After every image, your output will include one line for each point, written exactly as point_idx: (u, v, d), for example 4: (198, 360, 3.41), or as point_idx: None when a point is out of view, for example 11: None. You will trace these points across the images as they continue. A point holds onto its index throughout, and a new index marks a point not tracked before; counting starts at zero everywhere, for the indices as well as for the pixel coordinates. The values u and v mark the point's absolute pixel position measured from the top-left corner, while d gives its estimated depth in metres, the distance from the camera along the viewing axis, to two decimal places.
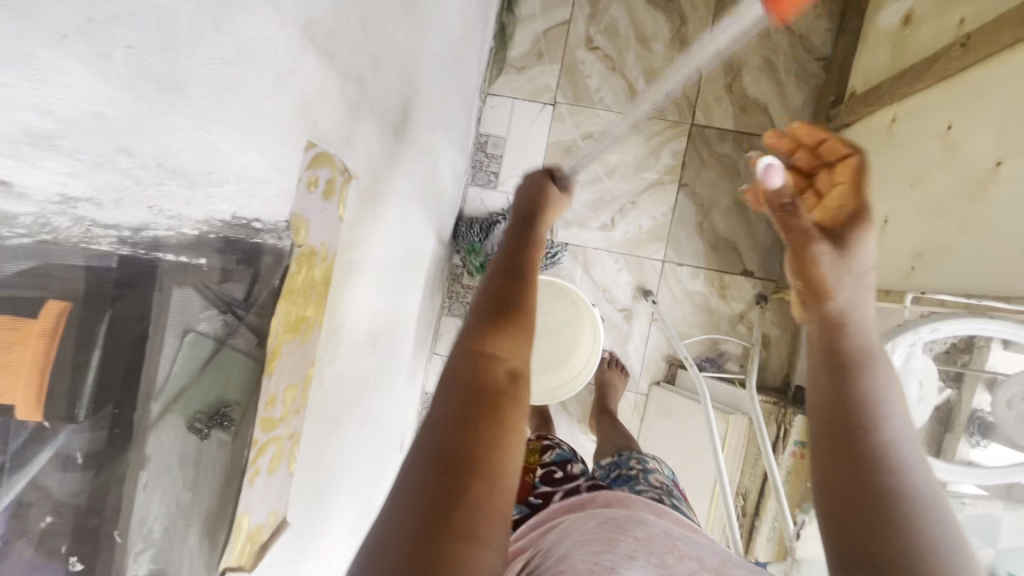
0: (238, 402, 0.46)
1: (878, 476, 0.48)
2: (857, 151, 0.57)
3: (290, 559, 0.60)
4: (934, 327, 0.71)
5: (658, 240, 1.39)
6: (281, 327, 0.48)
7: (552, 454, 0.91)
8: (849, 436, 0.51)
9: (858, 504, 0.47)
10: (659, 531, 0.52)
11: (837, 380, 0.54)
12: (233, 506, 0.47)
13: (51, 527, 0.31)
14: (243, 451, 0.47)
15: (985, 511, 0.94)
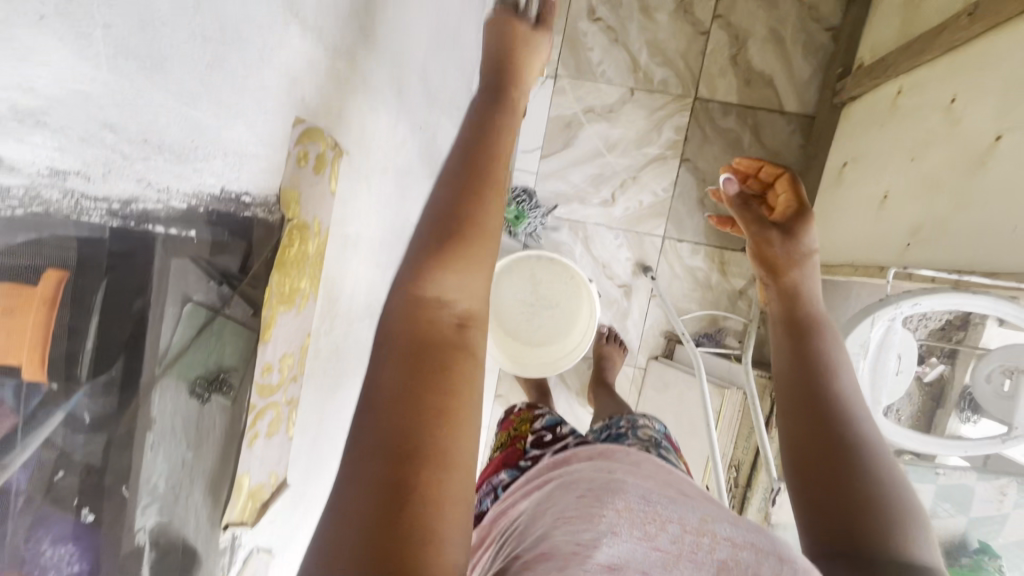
0: (235, 368, 0.48)
1: (840, 432, 0.62)
2: (787, 169, 0.87)
3: (292, 518, 0.64)
4: (914, 302, 0.77)
5: (658, 216, 1.38)
6: (275, 297, 0.50)
7: (540, 421, 0.94)
8: (815, 400, 0.65)
9: (825, 454, 0.61)
10: (636, 497, 0.49)
11: (795, 347, 0.71)
12: (233, 466, 0.50)
13: (63, 479, 0.34)
14: (242, 415, 0.50)
15: (960, 480, 1.16)
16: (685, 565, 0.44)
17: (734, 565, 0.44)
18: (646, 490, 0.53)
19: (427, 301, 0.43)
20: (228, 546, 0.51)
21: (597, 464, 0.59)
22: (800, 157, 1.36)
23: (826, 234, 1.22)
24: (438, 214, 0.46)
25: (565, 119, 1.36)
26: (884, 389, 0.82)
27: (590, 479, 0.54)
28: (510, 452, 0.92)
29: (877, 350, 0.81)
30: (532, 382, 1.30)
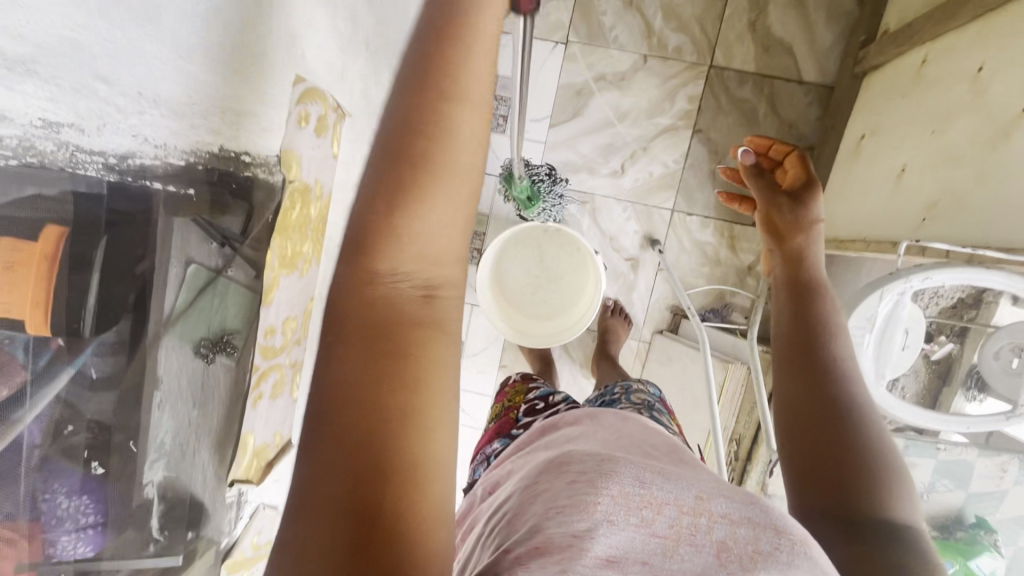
0: (238, 330, 0.49)
1: (838, 400, 0.65)
2: (797, 148, 0.90)
3: None
4: (925, 276, 0.77)
5: (668, 188, 1.36)
6: (277, 261, 0.50)
7: (533, 390, 0.97)
8: (814, 369, 0.68)
9: (825, 422, 0.64)
10: (630, 477, 0.42)
11: (798, 309, 0.75)
12: (238, 425, 0.51)
13: (73, 433, 0.34)
14: (245, 375, 0.50)
15: (959, 457, 1.17)
16: (685, 550, 0.39)
17: (733, 545, 0.39)
18: (639, 456, 0.54)
19: (378, 275, 0.36)
20: (235, 500, 0.54)
21: (586, 430, 0.63)
22: (817, 129, 1.32)
23: (838, 208, 1.20)
24: (389, 151, 0.37)
25: (575, 87, 1.33)
26: (886, 363, 0.85)
27: (584, 456, 0.46)
28: (503, 422, 0.93)
29: (879, 325, 0.83)
30: (536, 353, 1.31)
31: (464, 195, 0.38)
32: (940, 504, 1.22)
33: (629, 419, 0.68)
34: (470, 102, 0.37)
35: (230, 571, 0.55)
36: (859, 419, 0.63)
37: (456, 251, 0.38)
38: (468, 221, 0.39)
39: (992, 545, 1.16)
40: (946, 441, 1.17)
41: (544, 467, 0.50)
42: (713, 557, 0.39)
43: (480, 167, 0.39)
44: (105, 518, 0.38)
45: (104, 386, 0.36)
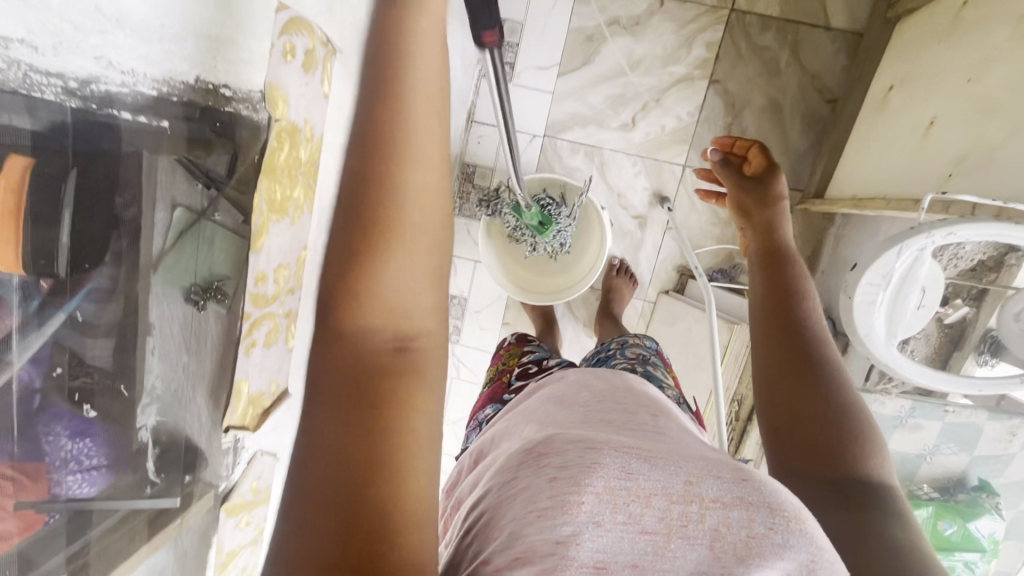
0: (229, 277, 0.47)
1: (820, 389, 0.69)
2: (753, 139, 1.02)
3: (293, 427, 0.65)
4: (949, 232, 0.75)
5: (680, 142, 1.30)
6: (265, 205, 0.47)
7: (525, 355, 0.98)
8: (797, 360, 0.73)
9: (810, 411, 0.68)
10: (615, 470, 0.42)
11: (767, 284, 0.82)
12: (231, 373, 0.50)
13: (59, 377, 0.34)
14: (236, 323, 0.49)
15: (967, 419, 1.14)
16: (677, 545, 0.40)
17: (726, 532, 0.40)
18: (621, 424, 0.54)
19: (346, 334, 0.37)
20: (231, 446, 0.54)
21: (567, 394, 0.65)
22: (842, 80, 1.24)
23: (856, 165, 1.15)
24: (349, 212, 0.37)
25: (586, 32, 1.25)
26: (897, 323, 0.88)
27: (562, 443, 0.46)
28: (496, 387, 0.94)
29: (895, 284, 0.85)
30: (538, 310, 1.30)
31: (425, 247, 0.38)
32: (943, 468, 1.21)
33: (605, 377, 0.68)
34: (419, 168, 0.37)
35: (229, 513, 0.56)
36: (844, 409, 0.67)
37: (426, 304, 0.39)
38: (429, 270, 0.39)
39: (992, 508, 1.18)
40: (955, 404, 1.13)
41: (522, 451, 0.49)
42: (705, 549, 0.40)
43: (439, 215, 0.39)
44: (108, 462, 0.40)
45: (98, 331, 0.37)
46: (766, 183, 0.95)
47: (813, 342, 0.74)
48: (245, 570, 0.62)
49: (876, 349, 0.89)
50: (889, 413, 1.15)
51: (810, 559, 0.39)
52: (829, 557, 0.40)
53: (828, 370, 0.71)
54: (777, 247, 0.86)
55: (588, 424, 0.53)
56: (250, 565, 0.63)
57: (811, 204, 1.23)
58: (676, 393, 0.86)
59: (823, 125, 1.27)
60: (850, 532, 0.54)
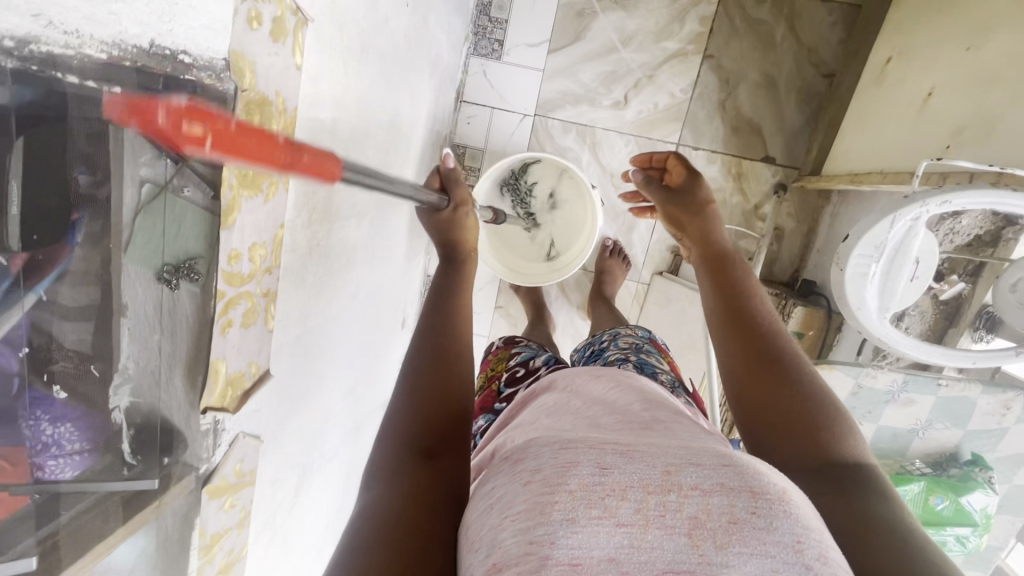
0: (202, 255, 0.46)
1: (792, 378, 0.69)
2: (667, 152, 1.03)
3: (279, 409, 0.65)
4: (945, 201, 0.75)
5: (674, 120, 1.27)
6: (235, 179, 0.46)
7: (519, 358, 0.97)
8: (764, 354, 0.72)
9: (783, 401, 0.67)
10: (589, 466, 0.39)
11: (715, 291, 0.84)
12: (206, 353, 0.49)
13: (30, 355, 0.35)
14: (209, 303, 0.48)
15: (961, 392, 1.13)
16: (654, 535, 0.36)
17: (706, 519, 0.36)
18: (611, 426, 0.52)
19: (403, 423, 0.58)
20: (210, 428, 0.52)
21: (559, 403, 0.63)
22: (839, 54, 1.22)
23: (853, 140, 1.12)
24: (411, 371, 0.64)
25: (577, 7, 1.22)
26: (892, 294, 0.85)
27: (540, 445, 0.43)
28: (487, 393, 0.93)
29: (888, 258, 0.83)
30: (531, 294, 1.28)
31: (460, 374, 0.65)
32: (935, 442, 1.20)
33: (602, 378, 0.67)
34: (460, 341, 0.69)
35: (211, 495, 0.55)
36: (811, 392, 0.67)
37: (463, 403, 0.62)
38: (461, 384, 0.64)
39: (984, 482, 1.18)
40: (948, 377, 1.11)
41: (501, 458, 0.48)
42: (684, 538, 0.36)
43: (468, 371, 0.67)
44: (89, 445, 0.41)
45: (83, 314, 0.37)
46: (691, 190, 0.97)
47: (771, 335, 0.75)
48: (232, 551, 0.62)
49: (869, 322, 0.87)
50: (882, 387, 1.12)
51: (795, 539, 0.35)
52: (815, 536, 0.37)
53: (791, 358, 0.72)
54: (715, 252, 0.89)
55: (566, 427, 0.53)
56: (237, 547, 0.63)
57: (809, 182, 1.20)
58: (671, 375, 0.87)
59: (819, 101, 1.24)
60: (842, 514, 0.53)
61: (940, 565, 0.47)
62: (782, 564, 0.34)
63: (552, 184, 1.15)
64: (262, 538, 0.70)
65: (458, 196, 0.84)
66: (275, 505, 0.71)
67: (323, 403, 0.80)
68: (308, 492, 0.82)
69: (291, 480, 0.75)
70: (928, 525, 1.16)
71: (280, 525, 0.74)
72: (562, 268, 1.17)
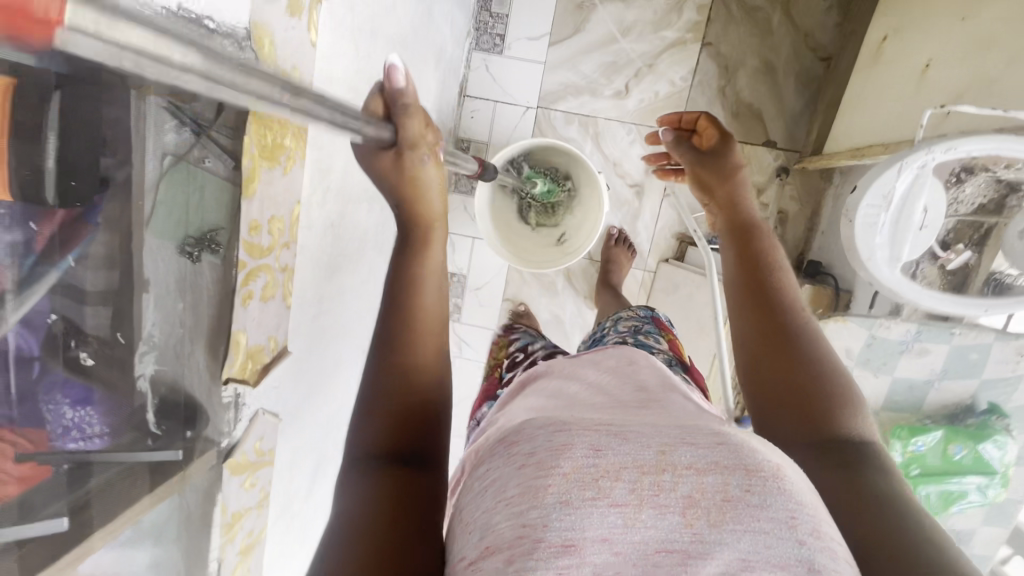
0: (222, 227, 0.47)
1: (803, 356, 0.66)
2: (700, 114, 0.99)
3: (295, 386, 0.65)
4: (949, 146, 0.74)
5: (675, 108, 1.28)
6: (256, 149, 0.47)
7: (521, 346, 0.97)
8: (779, 329, 0.70)
9: (794, 377, 0.65)
10: (583, 448, 0.39)
11: (739, 256, 0.80)
12: (228, 323, 0.50)
13: (59, 321, 0.35)
14: (231, 272, 0.49)
15: (977, 340, 1.10)
16: (648, 515, 0.36)
17: (700, 498, 0.36)
18: (608, 407, 0.53)
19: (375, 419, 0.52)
20: (232, 402, 0.53)
21: (562, 387, 0.60)
22: (835, 37, 1.24)
23: (854, 118, 1.13)
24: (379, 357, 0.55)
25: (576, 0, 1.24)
26: (901, 244, 0.86)
27: (535, 426, 0.42)
28: (489, 383, 0.92)
29: (896, 206, 0.83)
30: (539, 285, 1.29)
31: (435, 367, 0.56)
32: (951, 394, 1.17)
33: (606, 360, 0.66)
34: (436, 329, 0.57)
35: (233, 471, 0.56)
36: (823, 369, 0.65)
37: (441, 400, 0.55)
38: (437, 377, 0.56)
39: (1003, 430, 1.14)
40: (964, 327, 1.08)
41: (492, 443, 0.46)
42: (678, 516, 0.36)
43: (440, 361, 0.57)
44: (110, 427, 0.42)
45: (96, 297, 0.38)
46: (720, 156, 0.93)
47: (789, 310, 0.72)
48: (252, 533, 0.62)
49: (880, 270, 0.87)
50: (896, 338, 1.13)
51: (790, 516, 0.36)
52: (809, 511, 0.36)
53: (806, 335, 0.69)
54: (741, 219, 0.85)
55: (555, 405, 0.54)
56: (256, 529, 0.63)
57: (812, 163, 1.21)
58: (668, 356, 0.86)
59: (818, 84, 1.26)
60: (843, 492, 0.51)
61: (939, 545, 0.46)
62: (775, 541, 0.35)
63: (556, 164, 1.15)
64: (280, 523, 0.70)
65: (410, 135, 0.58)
66: (291, 491, 0.71)
67: (337, 388, 0.80)
68: (324, 479, 0.82)
69: (307, 464, 0.74)
70: (947, 473, 1.15)
71: (297, 511, 0.74)
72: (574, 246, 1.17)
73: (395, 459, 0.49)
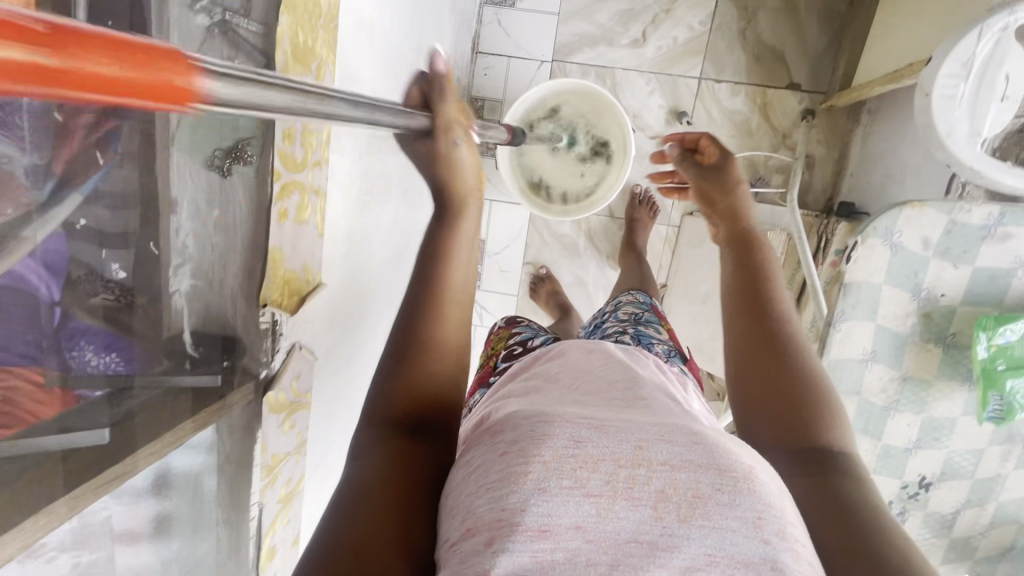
0: (252, 136, 0.44)
1: (799, 379, 0.50)
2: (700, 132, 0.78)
3: (318, 331, 0.59)
4: None
5: (695, 52, 1.08)
6: (288, 48, 0.44)
7: (513, 336, 0.75)
8: (770, 350, 0.53)
9: (786, 404, 0.49)
10: (563, 438, 0.32)
11: (734, 269, 0.62)
12: (264, 241, 0.47)
13: (86, 230, 0.33)
14: (266, 183, 0.46)
15: None
16: (622, 507, 0.30)
17: (674, 492, 0.30)
18: (587, 404, 0.41)
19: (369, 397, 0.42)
20: (270, 328, 0.49)
21: (559, 369, 0.49)
22: None
23: (880, 50, 0.94)
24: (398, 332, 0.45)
25: None
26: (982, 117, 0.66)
27: (516, 415, 0.36)
28: (482, 371, 0.72)
29: (977, 76, 0.64)
30: (559, 248, 1.22)
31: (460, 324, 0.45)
32: None
33: (595, 353, 0.51)
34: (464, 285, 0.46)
35: (272, 409, 0.53)
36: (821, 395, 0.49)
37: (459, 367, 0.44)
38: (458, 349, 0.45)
39: None
40: None
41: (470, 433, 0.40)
42: (650, 509, 0.30)
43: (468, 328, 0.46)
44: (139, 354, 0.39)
45: (115, 241, 0.35)
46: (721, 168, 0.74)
47: (786, 332, 0.55)
48: (290, 482, 0.59)
49: (961, 151, 0.66)
50: (978, 222, 0.74)
51: (756, 514, 0.30)
52: (778, 511, 0.31)
53: (800, 360, 0.52)
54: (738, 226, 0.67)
55: (541, 392, 0.45)
56: (294, 478, 0.60)
57: (840, 100, 1.00)
58: (670, 346, 0.64)
59: (841, 22, 1.05)
60: (830, 528, 0.38)
61: None
62: (741, 540, 0.29)
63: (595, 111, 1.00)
64: (315, 477, 0.66)
65: (440, 119, 0.46)
66: (327, 441, 0.68)
67: (363, 340, 0.75)
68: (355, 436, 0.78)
69: (342, 412, 0.72)
70: None
71: (331, 465, 0.71)
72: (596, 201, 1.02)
73: (401, 424, 0.40)
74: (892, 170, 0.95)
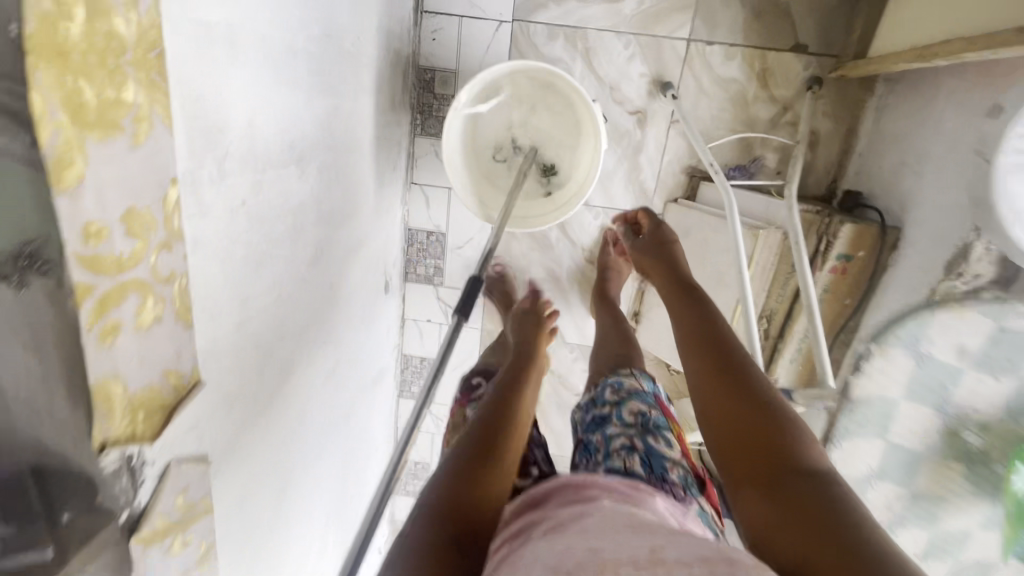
0: (45, 235, 0.29)
1: (754, 402, 0.54)
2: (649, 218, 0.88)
3: (207, 429, 0.48)
4: None
5: (684, 6, 0.90)
6: (62, 111, 0.29)
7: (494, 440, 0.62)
8: (728, 380, 0.57)
9: (750, 430, 0.52)
10: (581, 555, 0.34)
11: (682, 318, 0.68)
12: (84, 376, 0.34)
13: None
14: (68, 307, 0.31)
15: None
16: None
17: None
18: (589, 526, 0.40)
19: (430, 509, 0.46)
20: (121, 466, 0.38)
21: (553, 500, 0.47)
22: None
23: (910, 15, 0.77)
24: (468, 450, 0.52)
25: None
26: None
27: (535, 551, 0.38)
28: None
29: None
30: (529, 240, 1.09)
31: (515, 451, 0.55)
32: None
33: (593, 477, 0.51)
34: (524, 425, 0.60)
35: (145, 546, 0.41)
36: (776, 417, 0.53)
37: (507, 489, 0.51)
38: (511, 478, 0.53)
39: None
40: None
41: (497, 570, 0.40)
42: None
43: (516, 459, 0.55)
44: None
45: None
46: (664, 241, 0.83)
47: (740, 365, 0.59)
48: None
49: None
50: None
51: None
52: None
53: (755, 387, 0.56)
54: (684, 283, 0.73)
55: (542, 522, 0.44)
56: None
57: (857, 72, 0.84)
58: (685, 469, 0.53)
59: None
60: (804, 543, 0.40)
61: None
62: None
63: (571, 109, 0.86)
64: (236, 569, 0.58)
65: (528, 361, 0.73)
66: (250, 526, 0.60)
67: (284, 399, 0.65)
68: (291, 497, 0.70)
69: (268, 483, 0.63)
70: None
71: (259, 544, 0.63)
72: (551, 212, 0.89)
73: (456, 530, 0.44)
74: (907, 156, 0.81)
